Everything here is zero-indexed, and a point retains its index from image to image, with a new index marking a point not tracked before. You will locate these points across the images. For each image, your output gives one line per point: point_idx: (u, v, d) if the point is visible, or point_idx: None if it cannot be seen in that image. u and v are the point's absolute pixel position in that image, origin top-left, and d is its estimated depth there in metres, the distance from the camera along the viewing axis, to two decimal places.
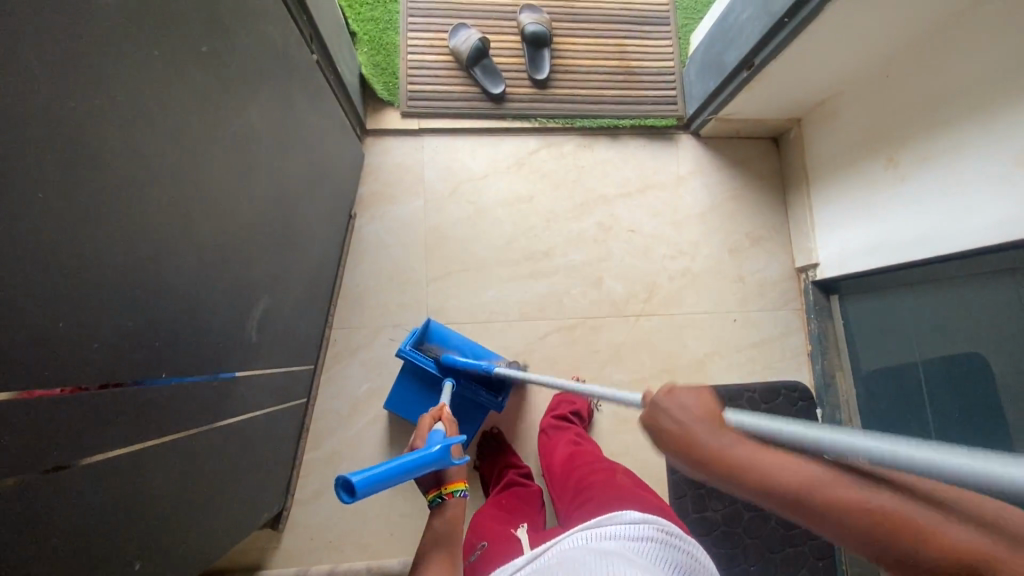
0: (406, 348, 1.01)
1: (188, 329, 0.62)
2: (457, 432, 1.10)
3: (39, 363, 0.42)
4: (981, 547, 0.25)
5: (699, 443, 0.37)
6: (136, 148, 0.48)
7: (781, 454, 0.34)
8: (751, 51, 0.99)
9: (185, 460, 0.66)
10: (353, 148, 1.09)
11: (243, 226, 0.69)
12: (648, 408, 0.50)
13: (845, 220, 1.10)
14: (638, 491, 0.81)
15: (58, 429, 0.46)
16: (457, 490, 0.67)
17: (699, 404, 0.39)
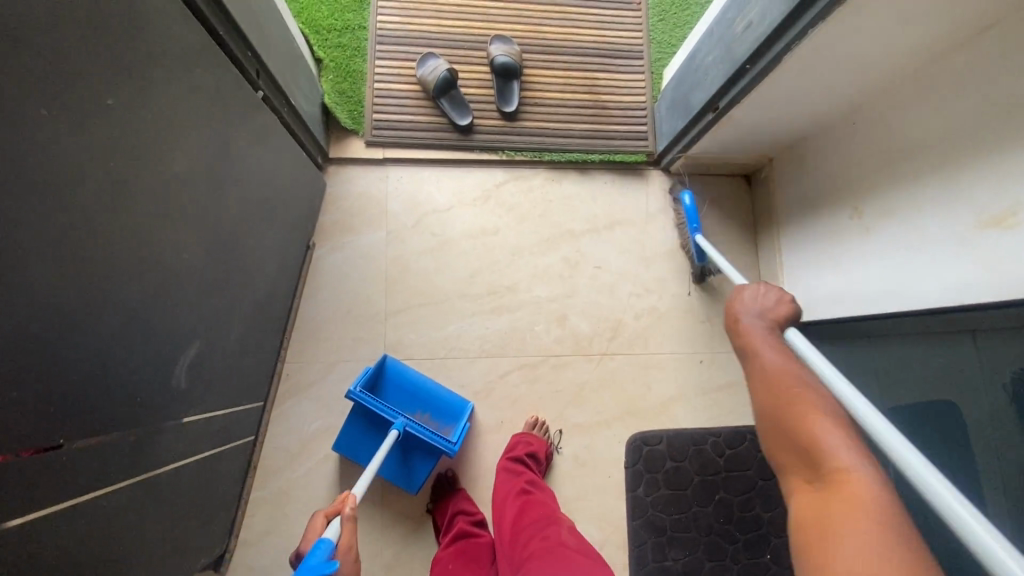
0: (356, 390, 0.97)
1: (102, 387, 0.59)
2: (404, 477, 1.06)
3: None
4: (817, 407, 0.53)
5: (739, 310, 0.71)
6: (32, 214, 0.46)
7: (759, 323, 0.68)
8: (716, 94, 0.97)
9: (101, 522, 0.62)
10: (311, 179, 1.07)
11: (170, 275, 0.67)
12: (744, 305, 0.71)
13: (811, 265, 1.08)
14: (573, 564, 0.79)
15: None
16: None
17: (772, 300, 0.72)
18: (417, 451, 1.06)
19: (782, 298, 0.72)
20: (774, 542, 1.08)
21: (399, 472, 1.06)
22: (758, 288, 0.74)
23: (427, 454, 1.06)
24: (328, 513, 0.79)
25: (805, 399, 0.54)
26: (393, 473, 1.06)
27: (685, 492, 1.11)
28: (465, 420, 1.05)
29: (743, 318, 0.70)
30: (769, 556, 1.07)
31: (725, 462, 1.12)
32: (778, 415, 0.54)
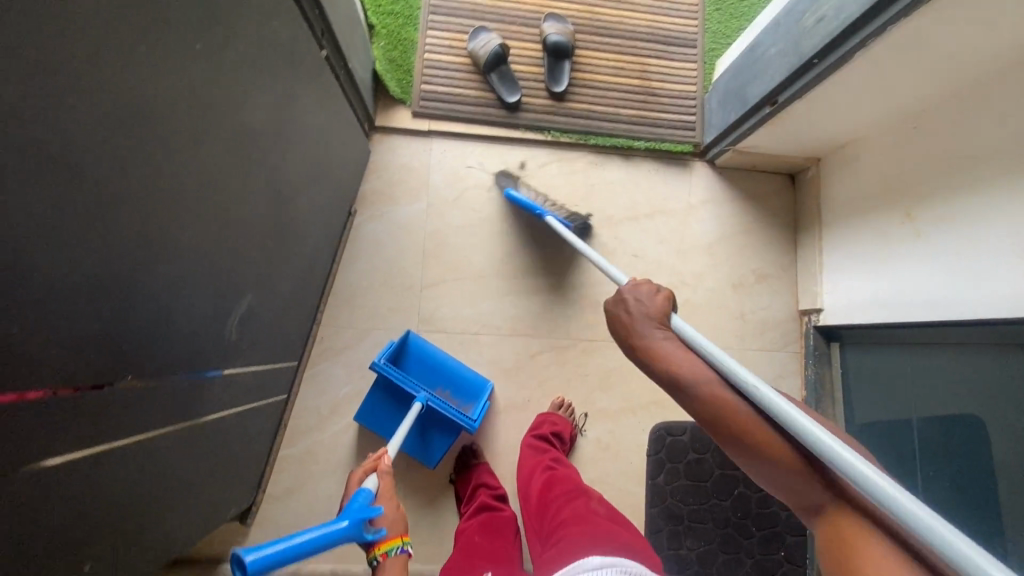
0: (382, 361, 0.98)
1: (162, 331, 0.60)
2: (423, 451, 1.07)
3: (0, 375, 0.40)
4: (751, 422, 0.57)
5: (633, 327, 0.70)
6: (121, 150, 0.46)
7: (655, 335, 0.68)
8: (776, 88, 0.96)
9: (150, 463, 0.64)
10: (359, 144, 1.07)
11: (231, 226, 0.67)
12: (637, 320, 0.70)
13: (854, 268, 1.07)
14: (609, 529, 0.80)
15: (25, 431, 0.44)
16: (392, 548, 0.74)
17: (653, 302, 0.71)
18: (435, 428, 1.08)
19: (653, 288, 0.73)
20: (789, 541, 1.11)
21: (418, 445, 1.08)
22: (636, 295, 0.72)
23: (445, 432, 1.07)
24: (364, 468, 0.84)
25: (738, 415, 0.58)
26: (411, 447, 1.08)
27: (705, 484, 1.12)
28: (485, 400, 1.06)
29: (636, 337, 0.69)
30: (781, 553, 1.09)
31: None
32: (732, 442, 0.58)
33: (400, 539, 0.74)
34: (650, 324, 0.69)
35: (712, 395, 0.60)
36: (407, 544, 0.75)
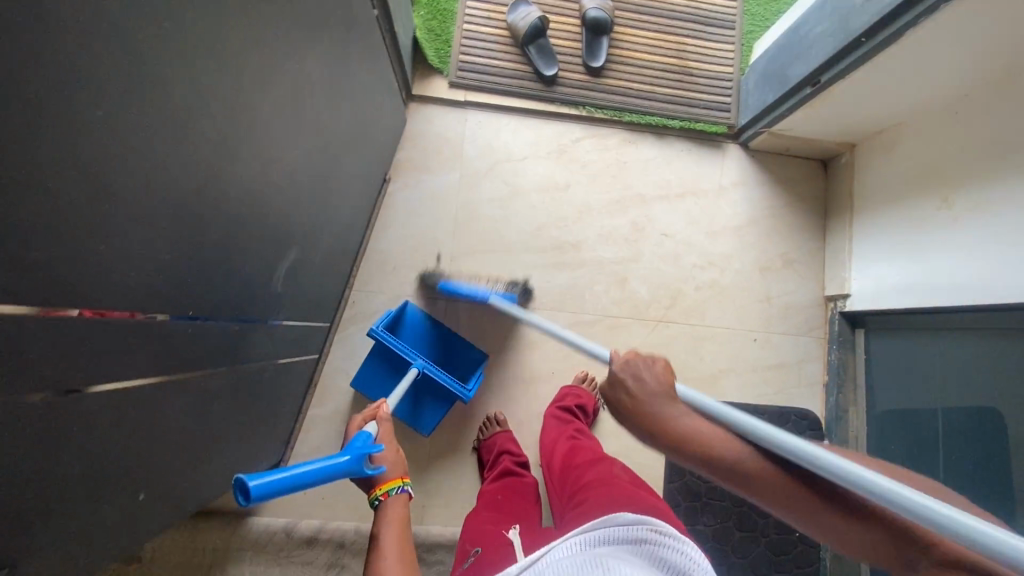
0: (379, 328, 0.99)
1: (221, 273, 0.61)
2: (416, 420, 1.09)
3: (87, 291, 0.42)
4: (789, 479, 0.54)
5: (642, 400, 0.64)
6: (201, 83, 0.47)
7: (676, 413, 0.62)
8: (820, 68, 0.96)
9: (201, 402, 0.66)
10: (396, 111, 1.08)
11: (285, 176, 0.69)
12: (648, 399, 0.64)
13: (884, 254, 1.08)
14: (633, 492, 0.81)
15: (96, 350, 0.46)
16: (393, 487, 0.75)
17: (653, 374, 0.66)
18: (428, 397, 1.09)
19: (656, 363, 0.68)
20: None
21: (411, 414, 1.09)
22: (636, 367, 0.67)
23: (438, 401, 1.09)
24: (364, 415, 0.85)
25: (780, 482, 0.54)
26: (404, 416, 1.09)
27: None
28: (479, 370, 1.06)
29: (654, 415, 0.63)
30: (796, 533, 1.11)
31: None
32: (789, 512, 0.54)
33: (400, 478, 0.75)
34: (665, 399, 0.64)
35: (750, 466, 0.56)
36: (407, 484, 0.76)
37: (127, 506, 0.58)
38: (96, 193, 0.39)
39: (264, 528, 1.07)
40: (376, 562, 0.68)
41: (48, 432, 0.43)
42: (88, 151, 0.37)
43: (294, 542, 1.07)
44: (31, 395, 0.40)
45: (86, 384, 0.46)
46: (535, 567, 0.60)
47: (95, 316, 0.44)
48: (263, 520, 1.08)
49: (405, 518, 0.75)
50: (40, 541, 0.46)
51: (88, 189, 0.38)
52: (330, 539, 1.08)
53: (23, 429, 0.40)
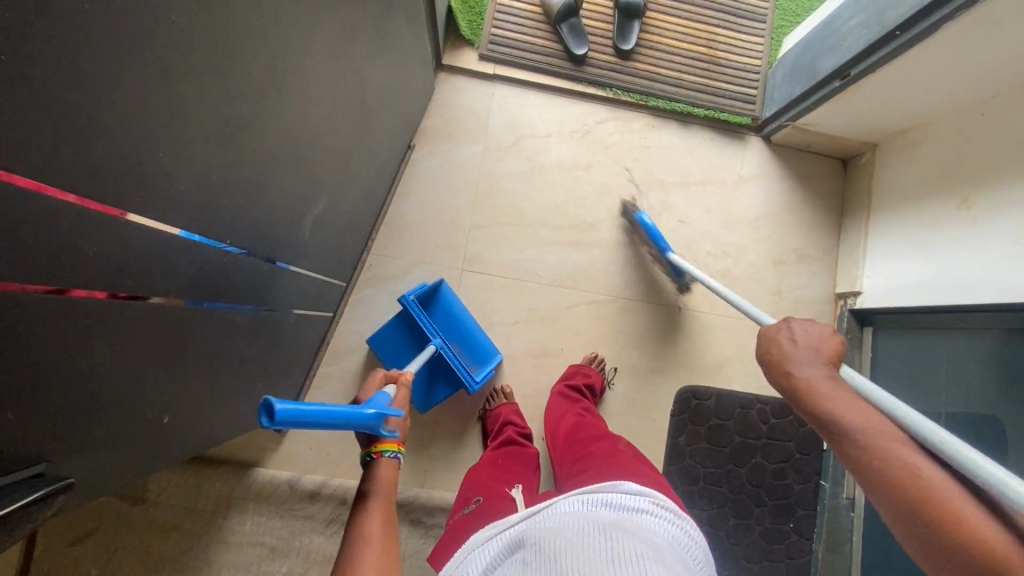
0: (411, 299, 1.00)
1: (257, 208, 0.62)
2: (421, 395, 1.09)
3: (146, 201, 0.44)
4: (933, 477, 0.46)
5: (789, 353, 0.63)
6: (259, 9, 0.48)
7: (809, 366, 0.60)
8: (850, 61, 0.99)
9: (226, 336, 0.67)
10: (426, 78, 1.09)
11: (323, 121, 0.70)
12: (797, 352, 0.62)
13: (900, 253, 1.09)
14: (636, 460, 0.80)
15: (146, 265, 0.47)
16: (387, 450, 0.68)
17: (819, 336, 0.63)
18: (437, 376, 1.10)
19: (826, 329, 0.64)
20: (798, 514, 1.13)
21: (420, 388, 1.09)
22: (795, 325, 0.65)
23: (444, 382, 1.09)
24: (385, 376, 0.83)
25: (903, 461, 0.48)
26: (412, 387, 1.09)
27: (723, 450, 1.14)
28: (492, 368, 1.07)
29: (794, 368, 0.61)
30: (791, 524, 1.12)
31: (768, 431, 1.15)
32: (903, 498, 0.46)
33: (400, 444, 0.68)
34: (813, 355, 0.61)
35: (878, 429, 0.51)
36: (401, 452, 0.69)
37: (152, 427, 0.59)
38: (160, 100, 0.40)
39: (268, 479, 1.09)
40: (359, 519, 0.62)
41: (104, 336, 0.46)
42: (163, 62, 0.39)
43: (296, 496, 1.09)
44: (100, 297, 0.43)
45: (141, 296, 0.49)
46: (536, 518, 0.59)
47: (157, 231, 0.47)
48: (267, 472, 1.10)
49: (393, 483, 0.67)
50: (81, 445, 0.49)
51: (159, 102, 0.40)
52: (332, 495, 1.10)
53: (86, 324, 0.43)
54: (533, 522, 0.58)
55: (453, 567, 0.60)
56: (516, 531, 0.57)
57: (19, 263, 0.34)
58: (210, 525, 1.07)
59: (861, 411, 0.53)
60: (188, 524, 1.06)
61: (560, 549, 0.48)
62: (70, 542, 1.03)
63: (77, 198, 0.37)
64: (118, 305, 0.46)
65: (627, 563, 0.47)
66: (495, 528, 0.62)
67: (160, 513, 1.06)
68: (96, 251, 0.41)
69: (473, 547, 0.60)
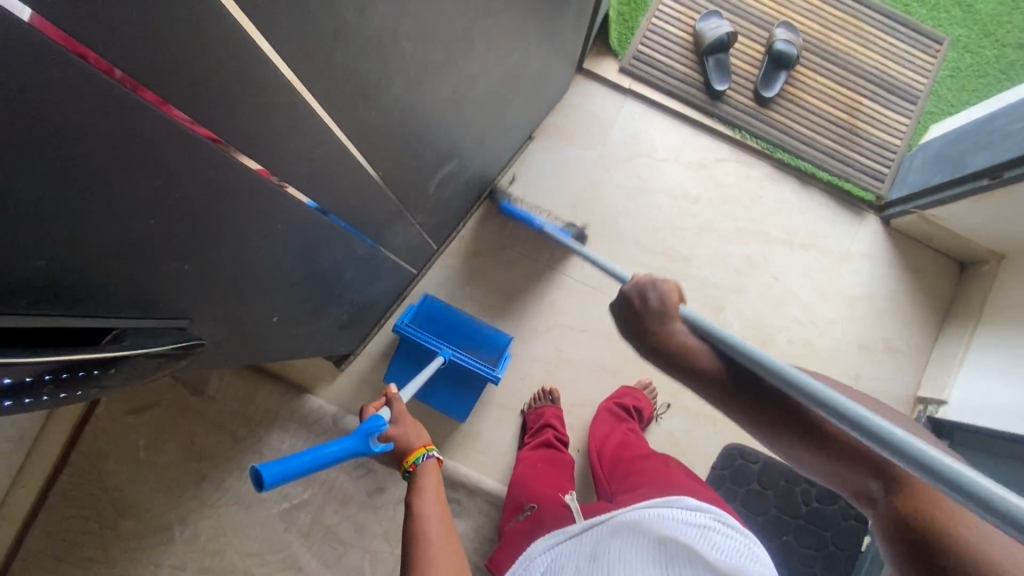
0: (401, 323, 1.03)
1: (410, 150, 0.66)
2: (450, 405, 1.10)
3: (344, 108, 0.48)
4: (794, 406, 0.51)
5: (650, 322, 0.59)
6: None
7: (660, 321, 0.58)
8: (1005, 163, 0.95)
9: (343, 260, 0.71)
10: (566, 76, 1.12)
11: (484, 87, 0.73)
12: (649, 316, 0.59)
13: (1001, 374, 1.03)
14: (687, 479, 0.79)
15: (322, 172, 0.52)
16: (420, 455, 0.72)
17: (670, 301, 0.59)
18: (462, 384, 1.09)
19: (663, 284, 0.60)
20: None
21: (439, 400, 1.10)
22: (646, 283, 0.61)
23: (472, 388, 1.09)
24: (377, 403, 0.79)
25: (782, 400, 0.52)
26: (436, 402, 1.10)
27: (756, 518, 1.09)
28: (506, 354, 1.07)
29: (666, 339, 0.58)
30: None
31: (808, 513, 1.08)
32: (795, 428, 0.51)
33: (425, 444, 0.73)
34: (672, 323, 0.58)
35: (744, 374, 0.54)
36: (434, 450, 0.73)
37: (264, 321, 0.64)
38: (383, 22, 0.44)
39: (315, 407, 1.14)
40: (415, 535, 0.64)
41: (270, 225, 0.51)
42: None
43: (335, 431, 1.13)
44: (280, 188, 0.48)
45: (307, 197, 0.53)
46: (596, 530, 0.59)
47: (340, 143, 0.51)
48: (316, 401, 1.15)
49: (439, 482, 0.71)
50: (214, 311, 0.53)
51: (385, 11, 0.44)
52: None
53: (264, 206, 0.47)
54: (591, 537, 0.57)
55: (516, 572, 0.62)
56: (574, 544, 0.58)
57: (239, 125, 0.38)
58: (253, 434, 1.12)
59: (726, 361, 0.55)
60: (233, 427, 1.12)
61: (614, 566, 0.50)
62: (128, 411, 1.11)
63: (291, 76, 0.40)
64: (291, 199, 0.50)
65: (680, 572, 0.48)
66: (557, 536, 0.62)
67: (211, 409, 1.12)
68: (296, 145, 0.45)
69: (536, 555, 0.61)
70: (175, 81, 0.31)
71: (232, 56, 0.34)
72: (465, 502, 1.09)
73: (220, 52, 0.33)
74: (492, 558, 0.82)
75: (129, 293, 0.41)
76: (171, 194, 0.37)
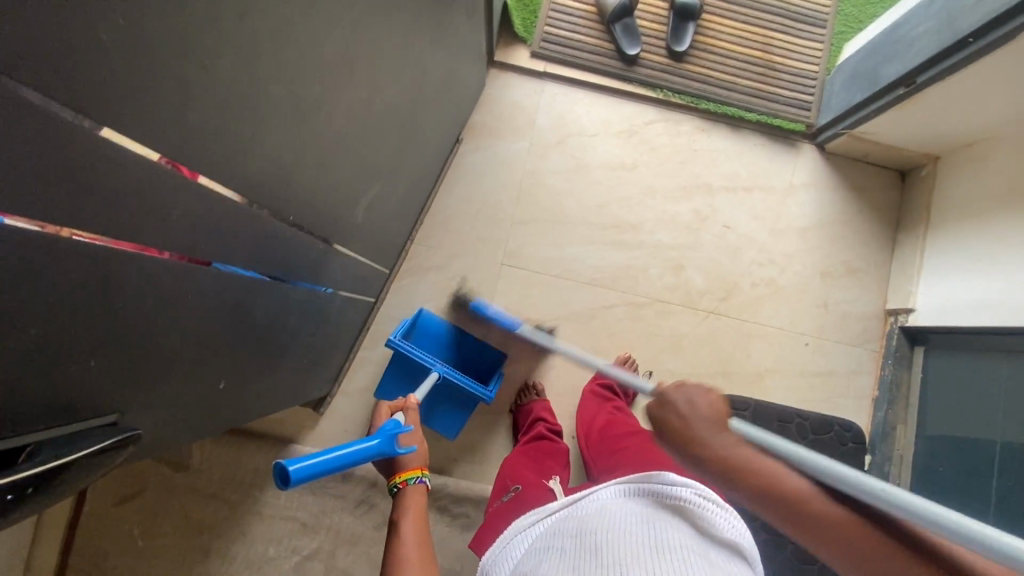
0: (398, 339, 0.99)
1: (317, 189, 0.64)
2: (441, 425, 1.07)
3: (224, 168, 0.46)
4: (820, 501, 0.49)
5: (691, 431, 0.57)
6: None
7: (708, 427, 0.57)
8: (917, 68, 0.96)
9: (279, 311, 0.70)
10: (478, 74, 1.11)
11: (386, 106, 0.72)
12: (694, 423, 0.58)
13: (957, 273, 1.05)
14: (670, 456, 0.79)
15: (218, 232, 0.50)
16: (411, 477, 0.71)
17: (707, 402, 0.59)
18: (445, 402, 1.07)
19: (705, 391, 0.61)
20: None
21: (428, 421, 1.07)
22: (678, 393, 0.61)
23: (463, 406, 1.07)
24: (392, 407, 0.84)
25: (831, 511, 0.48)
26: (427, 422, 1.07)
27: None
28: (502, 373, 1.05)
29: (702, 446, 0.56)
30: None
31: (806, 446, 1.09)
32: (846, 543, 0.46)
33: (421, 468, 0.72)
34: (710, 426, 0.57)
35: (792, 485, 0.51)
36: (426, 476, 0.72)
37: (210, 391, 0.62)
38: (242, 77, 0.43)
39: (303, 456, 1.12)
40: (393, 552, 0.61)
41: (180, 299, 0.49)
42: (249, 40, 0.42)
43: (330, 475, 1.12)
44: (173, 257, 0.45)
45: (212, 260, 0.51)
46: (579, 507, 0.57)
47: (231, 201, 0.49)
48: (303, 449, 1.13)
49: (425, 508, 0.69)
50: (147, 396, 0.51)
51: (245, 59, 0.42)
52: (363, 476, 1.12)
53: (164, 282, 0.45)
54: (576, 515, 0.55)
55: (497, 551, 0.60)
56: (555, 520, 0.57)
57: (98, 212, 0.35)
58: (248, 496, 1.11)
59: (775, 468, 0.52)
60: (226, 494, 1.10)
61: (602, 544, 0.48)
62: (116, 503, 1.08)
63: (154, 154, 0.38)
64: (193, 268, 0.49)
65: (666, 550, 0.46)
66: (537, 514, 0.61)
67: (201, 481, 1.10)
68: (179, 214, 0.43)
69: (518, 531, 0.60)
70: (20, 194, 0.29)
71: (78, 150, 0.31)
72: (473, 514, 1.09)
73: (60, 150, 0.30)
74: (474, 540, 0.81)
75: (35, 407, 0.39)
76: (46, 301, 0.35)
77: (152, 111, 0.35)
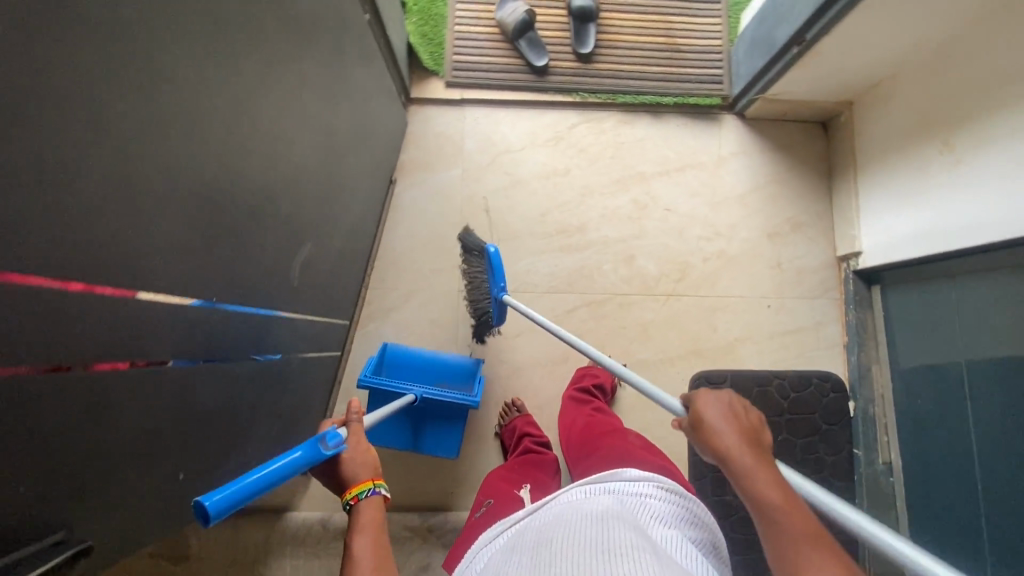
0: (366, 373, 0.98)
1: (244, 267, 0.66)
2: (442, 445, 1.07)
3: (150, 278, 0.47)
4: (805, 545, 0.40)
5: (710, 430, 0.51)
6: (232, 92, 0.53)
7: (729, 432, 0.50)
8: (804, 26, 0.99)
9: (232, 389, 0.71)
10: (395, 115, 1.13)
11: (297, 170, 0.74)
12: (715, 422, 0.51)
13: (892, 209, 1.07)
14: (643, 454, 0.81)
15: (154, 334, 0.51)
16: (362, 490, 0.59)
17: (740, 411, 0.52)
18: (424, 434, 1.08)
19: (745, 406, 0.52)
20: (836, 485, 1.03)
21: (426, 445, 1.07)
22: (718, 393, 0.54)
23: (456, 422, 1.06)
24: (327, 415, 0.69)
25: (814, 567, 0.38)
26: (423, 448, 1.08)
27: None
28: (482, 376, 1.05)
29: (718, 445, 0.50)
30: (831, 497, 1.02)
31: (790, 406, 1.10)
32: None
33: (371, 478, 0.60)
34: (738, 431, 0.50)
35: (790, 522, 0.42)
36: (381, 485, 0.61)
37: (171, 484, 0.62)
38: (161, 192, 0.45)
39: (301, 521, 1.12)
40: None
41: (124, 406, 0.49)
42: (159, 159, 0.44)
43: (330, 534, 1.12)
44: (123, 367, 0.47)
45: (153, 360, 0.52)
46: (536, 518, 0.59)
47: (159, 303, 0.50)
48: (299, 514, 1.13)
49: (383, 519, 0.59)
50: (95, 504, 0.51)
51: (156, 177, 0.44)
52: None
53: (103, 394, 0.46)
54: (534, 525, 0.57)
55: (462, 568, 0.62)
56: (516, 532, 0.59)
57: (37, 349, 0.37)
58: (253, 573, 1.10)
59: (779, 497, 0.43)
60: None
61: (556, 552, 0.49)
62: None
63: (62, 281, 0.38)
64: (131, 370, 0.49)
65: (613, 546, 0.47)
66: (499, 527, 0.63)
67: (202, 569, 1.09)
68: (105, 331, 0.44)
69: (481, 545, 0.62)
70: None
71: None
72: None
73: None
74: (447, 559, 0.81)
75: None
76: None
77: (74, 251, 0.38)
